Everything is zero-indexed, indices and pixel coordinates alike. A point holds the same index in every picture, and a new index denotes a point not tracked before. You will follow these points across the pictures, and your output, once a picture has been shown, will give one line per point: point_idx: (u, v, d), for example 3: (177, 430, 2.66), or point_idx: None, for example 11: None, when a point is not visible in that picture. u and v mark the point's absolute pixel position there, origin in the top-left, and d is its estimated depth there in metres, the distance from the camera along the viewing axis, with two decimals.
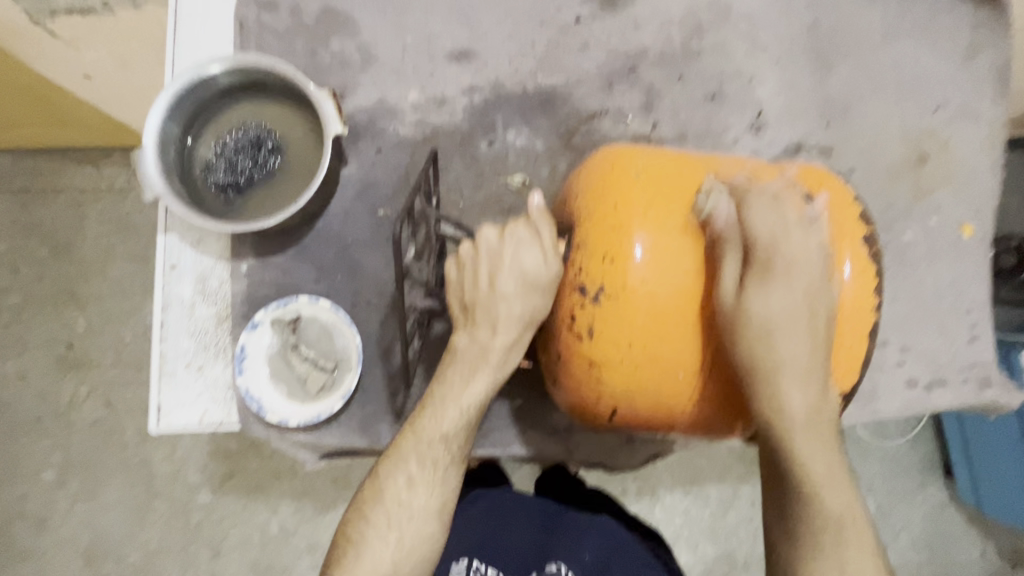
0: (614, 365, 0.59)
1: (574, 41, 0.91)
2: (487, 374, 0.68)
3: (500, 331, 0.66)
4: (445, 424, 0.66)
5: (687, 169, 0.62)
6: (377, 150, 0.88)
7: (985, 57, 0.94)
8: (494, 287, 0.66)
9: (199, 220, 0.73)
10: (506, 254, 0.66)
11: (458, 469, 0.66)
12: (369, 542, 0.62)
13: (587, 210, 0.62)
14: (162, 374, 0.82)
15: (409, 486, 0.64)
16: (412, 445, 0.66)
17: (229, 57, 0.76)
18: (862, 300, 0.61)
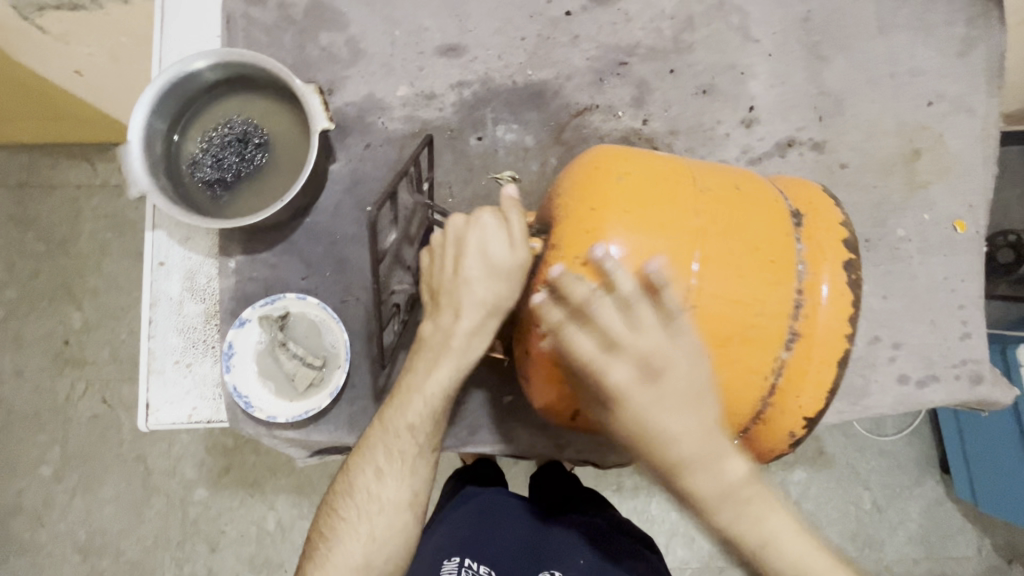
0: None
1: (564, 35, 0.90)
2: (452, 361, 0.66)
3: (464, 317, 0.65)
4: (409, 415, 0.67)
5: (673, 175, 0.60)
6: (365, 145, 0.87)
7: (980, 50, 0.92)
8: (460, 271, 0.65)
9: (185, 217, 0.73)
10: (472, 237, 0.65)
11: (427, 459, 0.69)
12: (342, 536, 0.67)
13: (566, 207, 0.60)
14: (151, 370, 0.82)
15: (378, 478, 0.67)
16: (380, 438, 0.68)
17: (214, 53, 0.76)
18: (837, 326, 0.60)
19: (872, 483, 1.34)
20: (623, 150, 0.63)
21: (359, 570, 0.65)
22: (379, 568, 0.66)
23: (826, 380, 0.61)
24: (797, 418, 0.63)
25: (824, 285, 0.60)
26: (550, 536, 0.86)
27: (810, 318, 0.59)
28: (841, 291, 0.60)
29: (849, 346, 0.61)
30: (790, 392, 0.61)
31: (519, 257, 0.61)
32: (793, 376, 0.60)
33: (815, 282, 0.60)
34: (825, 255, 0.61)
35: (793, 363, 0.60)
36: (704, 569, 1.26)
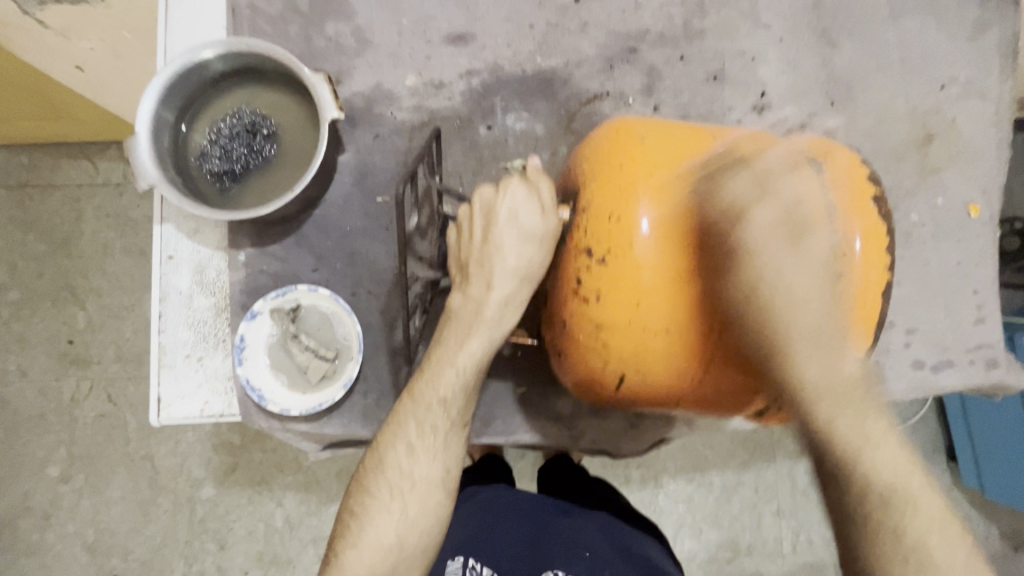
0: (618, 338, 0.59)
1: (573, 22, 0.89)
2: (484, 332, 0.67)
3: (494, 286, 0.66)
4: (442, 388, 0.66)
5: (693, 139, 0.62)
6: (374, 136, 0.86)
7: (992, 33, 0.92)
8: (488, 239, 0.66)
9: (195, 208, 0.72)
10: (500, 207, 0.67)
11: (458, 434, 0.67)
12: (371, 515, 0.64)
13: (592, 178, 0.62)
14: (162, 365, 0.81)
15: (409, 454, 0.66)
16: (411, 413, 0.67)
17: (222, 42, 0.75)
18: (877, 264, 0.59)
19: None
20: (640, 119, 0.66)
21: (392, 548, 0.63)
22: (411, 548, 0.64)
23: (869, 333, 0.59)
24: None
25: (858, 231, 0.57)
26: (555, 532, 0.86)
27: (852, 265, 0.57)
28: (877, 233, 0.59)
29: (891, 295, 0.60)
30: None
31: (550, 225, 0.64)
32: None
33: (852, 228, 0.57)
34: (856, 193, 0.59)
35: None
36: (714, 559, 1.26)
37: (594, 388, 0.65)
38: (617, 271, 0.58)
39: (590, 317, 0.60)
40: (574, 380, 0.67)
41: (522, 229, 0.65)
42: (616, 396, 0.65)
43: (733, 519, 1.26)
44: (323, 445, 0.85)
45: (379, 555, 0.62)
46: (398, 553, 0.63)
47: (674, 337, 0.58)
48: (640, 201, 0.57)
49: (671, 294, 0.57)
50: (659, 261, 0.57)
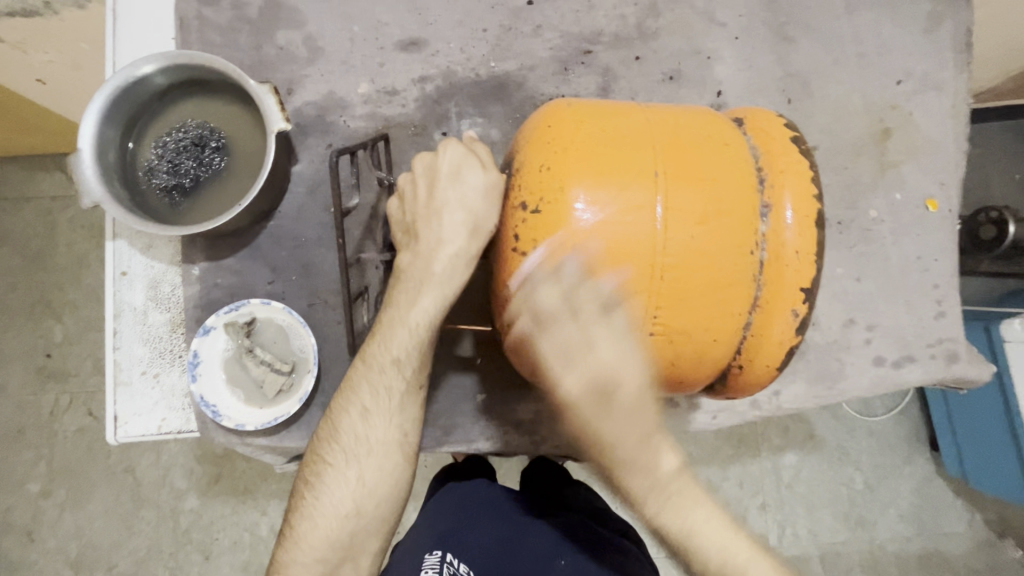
0: (561, 314, 0.58)
1: (526, 25, 0.88)
2: (436, 290, 0.65)
3: (442, 241, 0.64)
4: (395, 350, 0.66)
5: (624, 113, 0.61)
6: (327, 146, 0.86)
7: (945, 26, 0.92)
8: (432, 197, 0.65)
9: (140, 224, 0.71)
10: (441, 165, 0.65)
11: (413, 395, 0.68)
12: (327, 484, 0.66)
13: (525, 149, 0.61)
14: (118, 384, 0.80)
15: (364, 419, 0.66)
16: (361, 380, 0.67)
17: (162, 55, 0.74)
18: (807, 228, 0.60)
19: (864, 464, 1.34)
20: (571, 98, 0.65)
21: (350, 511, 0.65)
22: (368, 512, 0.66)
23: (799, 296, 0.60)
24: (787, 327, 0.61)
25: (789, 203, 0.60)
26: (531, 532, 0.83)
27: (777, 235, 0.60)
28: (805, 190, 0.61)
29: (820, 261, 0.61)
30: (770, 313, 0.61)
31: (492, 178, 0.63)
32: (773, 293, 0.60)
33: (780, 199, 0.60)
34: (780, 158, 0.62)
35: (769, 281, 0.60)
36: None
37: (538, 372, 0.63)
38: (555, 246, 0.56)
39: (533, 294, 0.58)
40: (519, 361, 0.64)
41: (465, 189, 0.63)
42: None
43: None
44: (287, 458, 0.84)
45: (338, 519, 0.65)
46: (356, 517, 0.66)
47: (617, 310, 0.58)
48: (570, 171, 0.56)
49: (614, 269, 0.56)
50: (591, 229, 0.56)
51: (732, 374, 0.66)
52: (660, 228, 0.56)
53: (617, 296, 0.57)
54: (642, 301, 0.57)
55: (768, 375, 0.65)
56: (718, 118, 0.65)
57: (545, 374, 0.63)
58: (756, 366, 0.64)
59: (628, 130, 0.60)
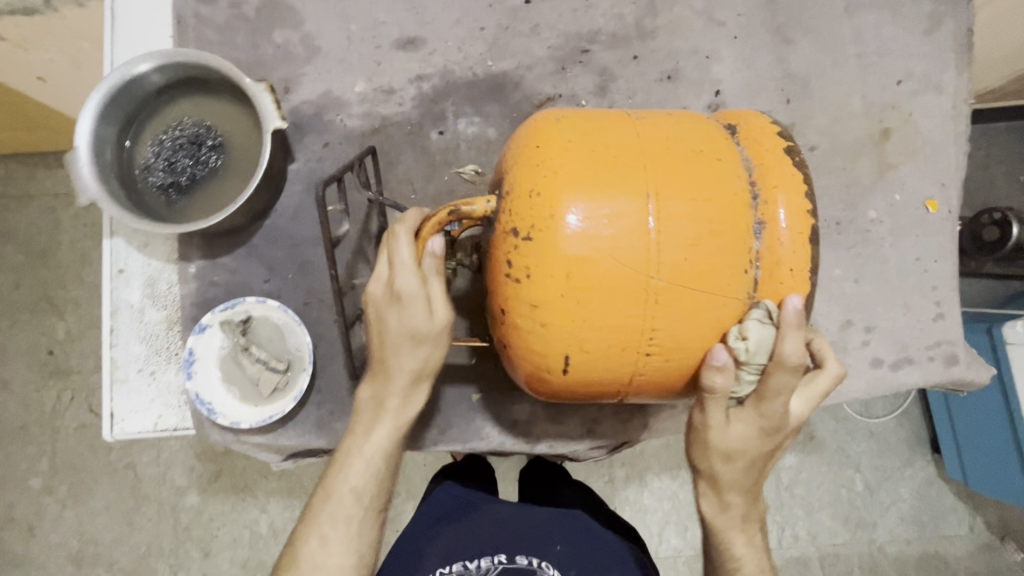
0: (557, 337, 0.58)
1: (524, 24, 0.88)
2: (389, 424, 0.66)
3: (395, 383, 0.65)
4: (353, 480, 0.65)
5: (614, 129, 0.60)
6: (324, 144, 0.86)
7: (946, 26, 0.91)
8: (383, 338, 0.64)
9: (136, 223, 0.71)
10: (391, 321, 0.63)
11: (374, 519, 0.66)
12: (305, 566, 0.62)
13: (515, 162, 0.61)
14: (115, 380, 0.81)
15: (324, 545, 0.63)
16: (355, 444, 0.66)
17: (159, 54, 0.74)
18: (799, 233, 0.59)
19: (865, 466, 1.33)
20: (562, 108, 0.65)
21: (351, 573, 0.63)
22: None
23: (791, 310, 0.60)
24: None
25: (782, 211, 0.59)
26: (521, 524, 0.83)
27: (771, 243, 0.59)
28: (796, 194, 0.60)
29: (813, 277, 0.60)
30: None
31: (438, 325, 0.62)
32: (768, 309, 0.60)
33: (773, 216, 0.59)
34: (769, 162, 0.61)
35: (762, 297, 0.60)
36: (699, 557, 1.25)
37: (537, 386, 0.64)
38: (547, 259, 0.56)
39: (528, 317, 0.58)
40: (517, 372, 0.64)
41: (415, 340, 0.63)
42: (561, 393, 0.64)
43: None
44: (283, 457, 0.85)
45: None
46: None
47: (613, 333, 0.58)
48: (561, 184, 0.56)
49: (609, 293, 0.56)
50: (585, 242, 0.55)
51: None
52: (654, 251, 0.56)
53: (613, 318, 0.57)
54: (637, 311, 0.57)
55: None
56: (707, 123, 0.64)
57: (544, 389, 0.64)
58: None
59: (619, 140, 0.59)
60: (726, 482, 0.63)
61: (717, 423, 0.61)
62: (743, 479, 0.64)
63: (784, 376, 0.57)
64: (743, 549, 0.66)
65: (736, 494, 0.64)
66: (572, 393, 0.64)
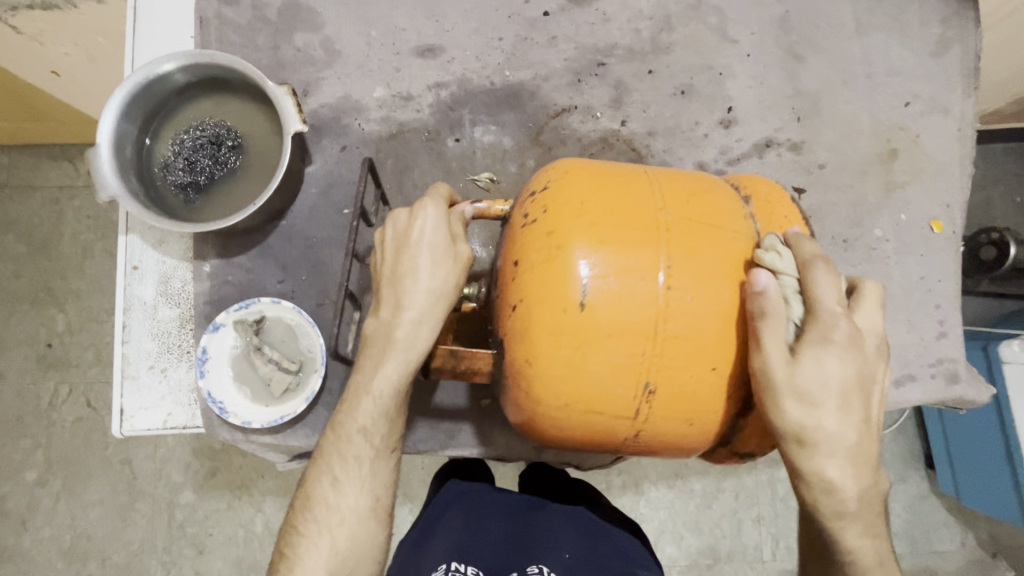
0: (573, 261, 0.55)
1: (541, 35, 0.89)
2: (400, 356, 0.62)
3: (404, 311, 0.62)
4: (361, 418, 0.64)
5: (624, 173, 0.61)
6: (341, 148, 0.87)
7: (954, 51, 0.93)
8: (399, 266, 0.63)
9: (155, 220, 0.72)
10: (413, 232, 0.63)
11: (385, 459, 0.65)
12: (312, 520, 0.64)
13: (525, 214, 0.60)
14: (125, 377, 0.81)
15: (335, 487, 0.64)
16: (364, 382, 0.64)
17: (184, 54, 0.75)
18: None
19: None
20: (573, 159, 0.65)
21: (364, 514, 0.64)
22: (358, 525, 0.64)
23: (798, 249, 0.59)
24: None
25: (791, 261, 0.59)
26: (532, 530, 0.82)
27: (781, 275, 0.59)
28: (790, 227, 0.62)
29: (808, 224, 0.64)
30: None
31: (460, 253, 0.64)
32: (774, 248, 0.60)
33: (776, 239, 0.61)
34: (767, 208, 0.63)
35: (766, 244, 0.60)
36: (694, 567, 1.26)
37: (556, 355, 0.56)
38: (556, 310, 0.55)
39: (543, 248, 0.57)
40: (523, 422, 0.62)
41: (433, 266, 0.62)
42: (581, 363, 0.55)
43: (714, 526, 1.27)
44: (288, 457, 0.85)
45: (351, 524, 0.63)
46: (350, 525, 0.63)
47: (623, 372, 0.55)
48: (572, 236, 0.55)
49: (621, 217, 0.56)
50: (594, 294, 0.54)
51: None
52: (655, 187, 0.59)
53: (621, 368, 0.55)
54: (647, 363, 0.55)
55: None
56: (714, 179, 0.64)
57: (564, 359, 0.55)
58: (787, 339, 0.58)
59: (630, 192, 0.58)
60: (822, 435, 0.55)
61: (781, 361, 0.53)
62: (842, 432, 0.55)
63: (822, 271, 0.55)
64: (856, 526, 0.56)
65: (834, 451, 0.55)
66: (594, 362, 0.55)
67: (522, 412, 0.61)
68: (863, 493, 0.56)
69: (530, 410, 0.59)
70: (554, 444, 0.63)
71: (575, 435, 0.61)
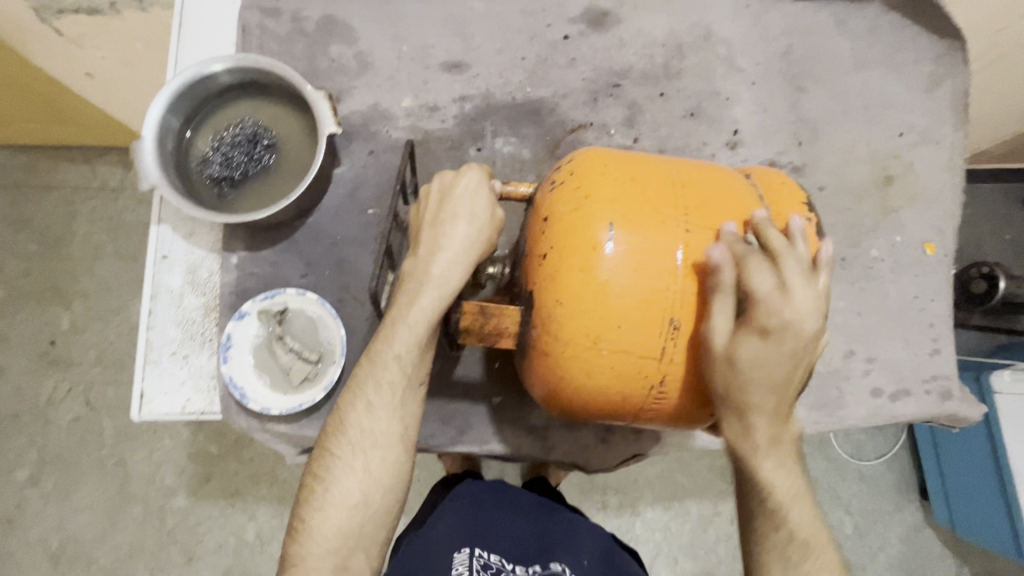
0: (601, 210, 0.59)
1: (561, 57, 0.96)
2: (434, 290, 0.64)
3: (442, 252, 0.65)
4: (396, 345, 0.65)
5: (646, 160, 0.65)
6: (369, 152, 0.91)
7: (946, 87, 1.00)
8: (441, 212, 0.67)
9: (192, 209, 0.75)
10: (457, 186, 0.67)
11: (415, 390, 0.67)
12: (346, 444, 0.65)
13: (554, 189, 0.64)
14: (147, 362, 0.83)
15: (369, 412, 0.65)
16: (400, 312, 0.65)
17: (230, 56, 0.80)
18: (812, 250, 0.62)
19: (854, 505, 1.36)
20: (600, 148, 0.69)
21: (394, 440, 0.66)
22: (388, 451, 0.65)
23: (801, 205, 0.65)
24: (805, 345, 0.62)
25: None
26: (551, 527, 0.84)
27: None
28: (794, 205, 0.65)
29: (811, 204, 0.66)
30: (790, 224, 0.63)
31: (493, 213, 0.68)
32: (778, 203, 0.65)
33: (781, 224, 0.63)
34: (780, 196, 0.66)
35: (773, 205, 0.65)
36: None
37: (585, 295, 0.58)
38: (578, 271, 0.59)
39: (573, 202, 0.61)
40: (546, 387, 0.65)
41: (470, 215, 0.66)
42: (605, 318, 0.58)
43: (708, 548, 1.27)
44: (298, 451, 0.87)
45: (383, 448, 0.65)
46: (381, 449, 0.65)
47: (636, 330, 0.58)
48: (599, 210, 0.59)
49: (641, 178, 0.62)
50: (612, 259, 0.58)
51: None
52: (668, 162, 0.66)
53: (632, 326, 0.58)
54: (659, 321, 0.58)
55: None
56: (727, 170, 0.69)
57: (589, 313, 0.59)
58: None
59: (651, 174, 0.63)
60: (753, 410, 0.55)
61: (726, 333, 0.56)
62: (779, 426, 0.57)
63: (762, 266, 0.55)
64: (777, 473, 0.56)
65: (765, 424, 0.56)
66: (621, 300, 0.58)
67: (546, 359, 0.62)
68: (784, 449, 0.57)
69: (558, 356, 0.61)
70: (581, 410, 0.65)
71: (591, 396, 0.63)
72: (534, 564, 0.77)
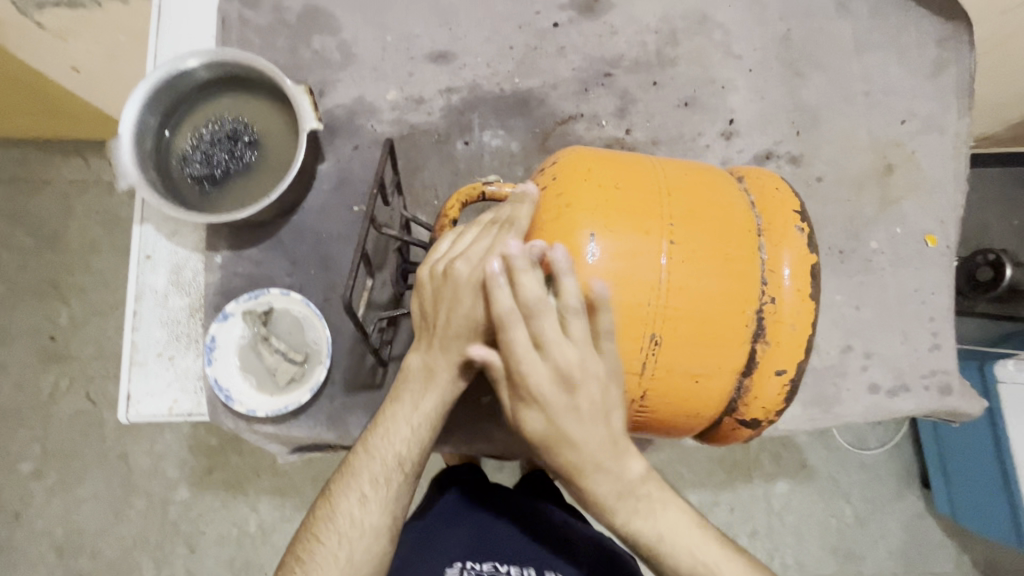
0: (582, 220, 0.57)
1: (551, 45, 0.93)
2: (437, 393, 0.63)
3: (447, 353, 0.62)
4: (398, 444, 0.64)
5: (634, 164, 0.62)
6: (354, 147, 0.89)
7: (951, 71, 0.96)
8: (483, 295, 0.57)
9: (171, 209, 0.73)
10: (493, 259, 0.57)
11: (410, 487, 0.65)
12: (329, 535, 0.64)
13: (538, 195, 0.62)
14: (133, 363, 0.82)
15: (362, 505, 0.64)
16: (402, 413, 0.64)
17: (207, 51, 0.78)
18: (802, 261, 0.60)
19: (854, 496, 1.35)
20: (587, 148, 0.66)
21: (382, 532, 0.64)
22: (372, 546, 0.64)
23: (795, 214, 0.62)
24: (787, 358, 0.60)
25: (786, 262, 0.60)
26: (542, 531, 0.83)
27: (774, 261, 0.60)
28: (786, 212, 0.62)
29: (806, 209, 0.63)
30: (781, 236, 0.61)
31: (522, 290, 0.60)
32: (770, 211, 0.63)
33: (774, 236, 0.61)
34: (776, 203, 0.63)
35: (765, 212, 0.63)
36: None
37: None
38: (556, 287, 0.57)
39: (555, 210, 0.59)
40: (527, 401, 0.65)
41: (480, 313, 0.58)
42: None
43: None
44: (289, 449, 0.86)
45: (369, 541, 0.63)
46: (365, 542, 0.63)
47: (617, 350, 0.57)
48: (581, 222, 0.57)
49: (627, 186, 0.59)
50: (592, 276, 0.56)
51: (765, 319, 0.59)
52: (657, 166, 0.63)
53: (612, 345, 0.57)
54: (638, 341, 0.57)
55: (803, 335, 0.60)
56: (720, 173, 0.66)
57: None
58: (787, 299, 0.59)
59: (639, 182, 0.60)
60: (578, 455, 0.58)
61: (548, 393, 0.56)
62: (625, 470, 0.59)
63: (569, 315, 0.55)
64: (638, 517, 0.60)
65: (598, 467, 0.58)
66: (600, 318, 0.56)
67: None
68: (633, 491, 0.60)
69: None
70: None
71: None
72: (528, 569, 0.79)
